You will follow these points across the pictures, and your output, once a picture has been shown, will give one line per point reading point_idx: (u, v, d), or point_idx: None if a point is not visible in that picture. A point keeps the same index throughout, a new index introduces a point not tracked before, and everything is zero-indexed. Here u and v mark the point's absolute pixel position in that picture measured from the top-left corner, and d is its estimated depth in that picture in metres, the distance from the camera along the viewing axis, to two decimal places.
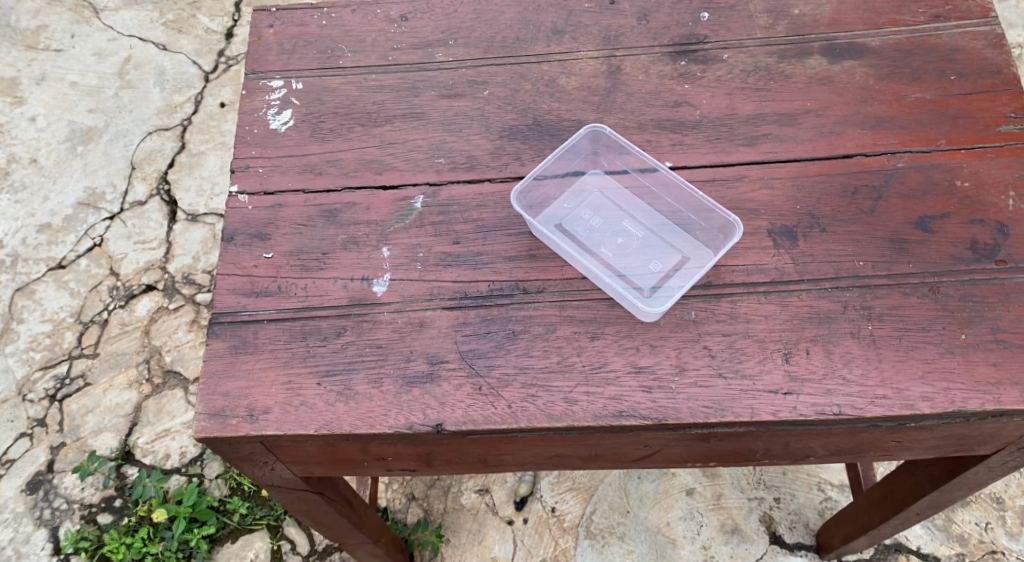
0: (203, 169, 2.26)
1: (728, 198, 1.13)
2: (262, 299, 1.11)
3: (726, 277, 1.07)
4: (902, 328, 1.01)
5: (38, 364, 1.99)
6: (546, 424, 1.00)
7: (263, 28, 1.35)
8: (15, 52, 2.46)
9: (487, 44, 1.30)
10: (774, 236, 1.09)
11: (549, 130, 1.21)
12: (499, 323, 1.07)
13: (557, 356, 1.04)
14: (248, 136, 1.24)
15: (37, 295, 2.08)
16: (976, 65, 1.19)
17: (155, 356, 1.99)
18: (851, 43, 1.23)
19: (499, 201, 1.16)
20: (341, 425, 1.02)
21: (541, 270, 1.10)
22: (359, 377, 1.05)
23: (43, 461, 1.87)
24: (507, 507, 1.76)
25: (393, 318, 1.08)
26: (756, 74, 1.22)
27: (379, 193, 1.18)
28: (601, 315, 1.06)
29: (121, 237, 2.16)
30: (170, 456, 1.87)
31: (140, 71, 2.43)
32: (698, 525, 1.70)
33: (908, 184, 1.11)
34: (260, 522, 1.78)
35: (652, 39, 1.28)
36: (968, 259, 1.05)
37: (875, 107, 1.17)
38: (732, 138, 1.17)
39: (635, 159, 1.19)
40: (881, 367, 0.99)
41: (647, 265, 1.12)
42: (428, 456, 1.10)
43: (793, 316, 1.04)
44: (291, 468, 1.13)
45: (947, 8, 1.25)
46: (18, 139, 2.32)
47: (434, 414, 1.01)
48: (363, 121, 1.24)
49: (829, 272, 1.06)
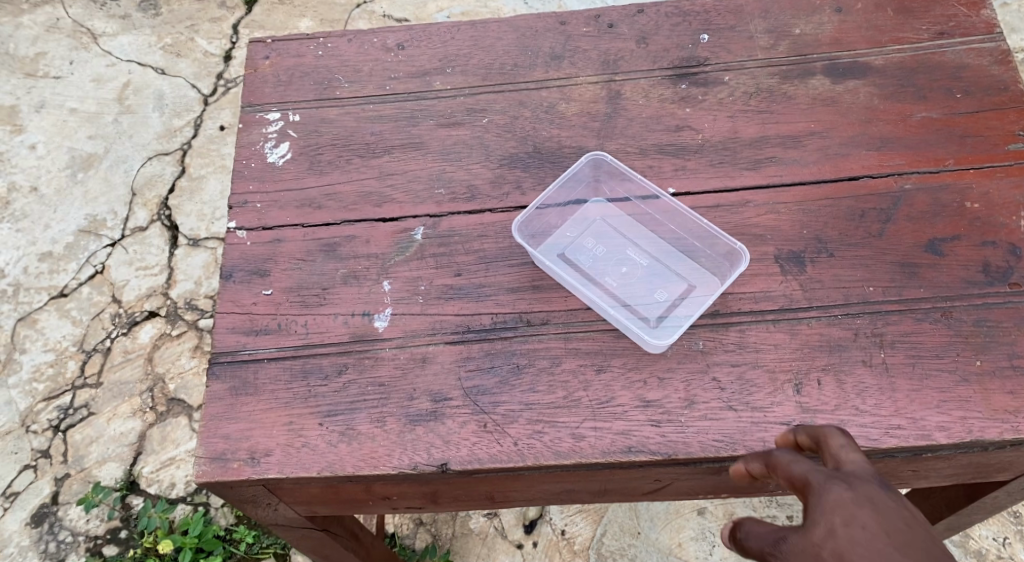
0: (204, 194, 2.25)
1: (733, 224, 1.11)
2: (262, 338, 1.09)
3: (734, 306, 1.05)
4: (916, 354, 0.99)
5: (42, 395, 1.97)
6: (552, 461, 0.98)
7: (259, 59, 1.34)
8: (14, 80, 2.44)
9: (485, 71, 1.28)
10: (782, 262, 1.07)
11: (551, 158, 1.19)
12: (502, 357, 1.05)
13: (563, 391, 1.02)
14: (246, 170, 1.23)
15: (40, 325, 2.07)
16: (983, 82, 1.17)
17: (159, 384, 1.97)
18: (853, 63, 1.21)
19: (500, 231, 1.14)
20: (343, 466, 1.00)
21: (545, 301, 1.08)
22: (362, 416, 1.03)
23: (48, 493, 1.85)
24: (516, 531, 1.73)
25: (395, 354, 1.06)
26: (758, 97, 1.20)
27: (378, 225, 1.16)
28: (607, 347, 1.04)
29: (123, 263, 2.15)
30: (175, 485, 1.85)
31: (138, 96, 2.42)
32: (711, 545, 1.67)
33: (917, 206, 1.09)
34: (267, 551, 1.78)
35: (652, 62, 1.26)
36: (981, 283, 1.03)
37: (880, 128, 1.15)
38: (736, 162, 1.15)
39: (638, 187, 1.17)
40: (894, 397, 0.97)
41: (653, 294, 1.10)
42: (433, 494, 1.08)
43: (804, 345, 1.01)
44: (295, 508, 1.12)
45: (951, 25, 1.23)
46: (19, 167, 2.30)
47: (438, 454, 1.00)
48: (361, 153, 1.23)
49: (839, 298, 1.04)
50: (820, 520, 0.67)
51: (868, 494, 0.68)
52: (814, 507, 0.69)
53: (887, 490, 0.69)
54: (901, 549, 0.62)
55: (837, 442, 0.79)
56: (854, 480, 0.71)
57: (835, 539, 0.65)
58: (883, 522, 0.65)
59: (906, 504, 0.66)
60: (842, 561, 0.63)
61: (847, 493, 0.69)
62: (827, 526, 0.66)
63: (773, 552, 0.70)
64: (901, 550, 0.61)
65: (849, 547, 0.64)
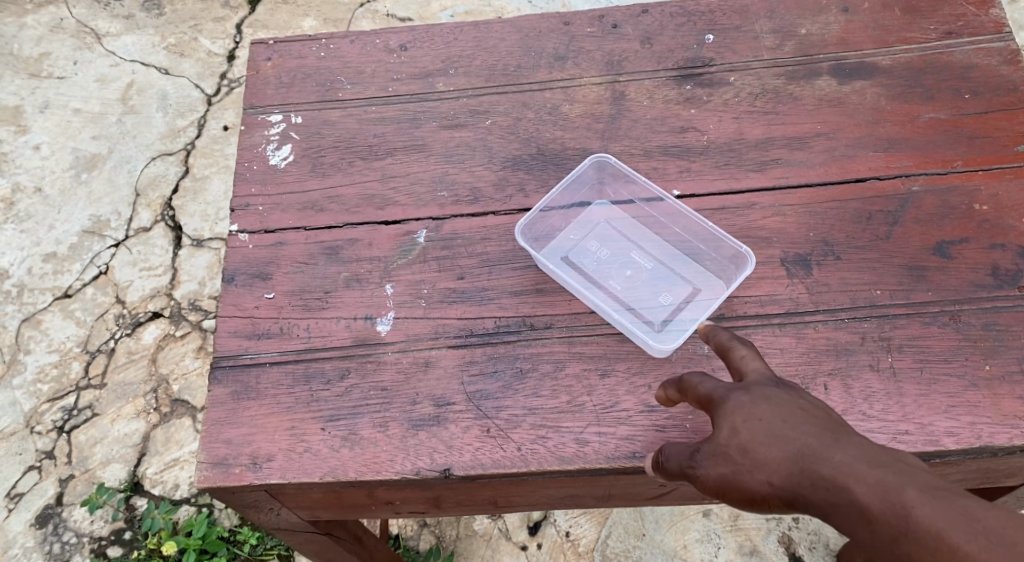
0: (207, 194, 2.25)
1: (739, 226, 1.10)
2: (263, 342, 1.09)
3: (739, 309, 1.04)
4: (924, 359, 0.98)
5: (46, 396, 1.97)
6: (556, 467, 0.97)
7: (261, 61, 1.33)
8: (18, 81, 2.44)
9: (488, 72, 1.27)
10: (788, 265, 1.06)
11: (554, 160, 1.18)
12: (506, 361, 1.04)
13: (566, 396, 1.01)
14: (248, 172, 1.22)
15: (44, 325, 2.07)
16: (992, 82, 1.16)
17: (163, 385, 1.97)
18: (860, 63, 1.20)
19: (504, 234, 1.13)
20: (346, 472, 0.99)
21: (548, 304, 1.07)
22: (364, 421, 1.02)
23: (52, 494, 1.85)
24: (520, 532, 1.73)
25: (398, 358, 1.06)
26: (764, 97, 1.19)
27: (381, 228, 1.16)
28: (611, 351, 1.04)
29: (127, 264, 2.14)
30: (179, 486, 1.85)
31: (142, 96, 2.41)
32: (716, 547, 1.66)
33: (924, 209, 1.08)
34: (271, 552, 1.78)
35: (657, 63, 1.25)
36: (989, 286, 1.02)
37: (887, 129, 1.14)
38: (741, 164, 1.14)
39: (642, 190, 1.16)
40: (902, 402, 0.96)
41: (657, 298, 1.10)
42: (436, 499, 1.07)
43: (810, 349, 1.00)
44: (297, 513, 1.11)
45: (960, 24, 1.22)
46: (23, 168, 2.30)
47: (441, 459, 0.99)
48: (363, 155, 1.22)
49: (845, 301, 1.03)
50: (722, 423, 0.82)
51: (761, 393, 0.83)
52: (718, 415, 0.84)
53: (778, 389, 0.85)
54: (787, 431, 0.78)
55: (739, 354, 0.90)
56: (750, 386, 0.85)
57: (738, 436, 0.81)
58: (776, 413, 0.80)
59: (790, 397, 0.82)
60: (748, 452, 0.79)
61: (745, 397, 0.83)
62: (730, 428, 0.81)
63: (690, 463, 0.85)
64: (793, 435, 0.78)
65: (751, 440, 0.79)
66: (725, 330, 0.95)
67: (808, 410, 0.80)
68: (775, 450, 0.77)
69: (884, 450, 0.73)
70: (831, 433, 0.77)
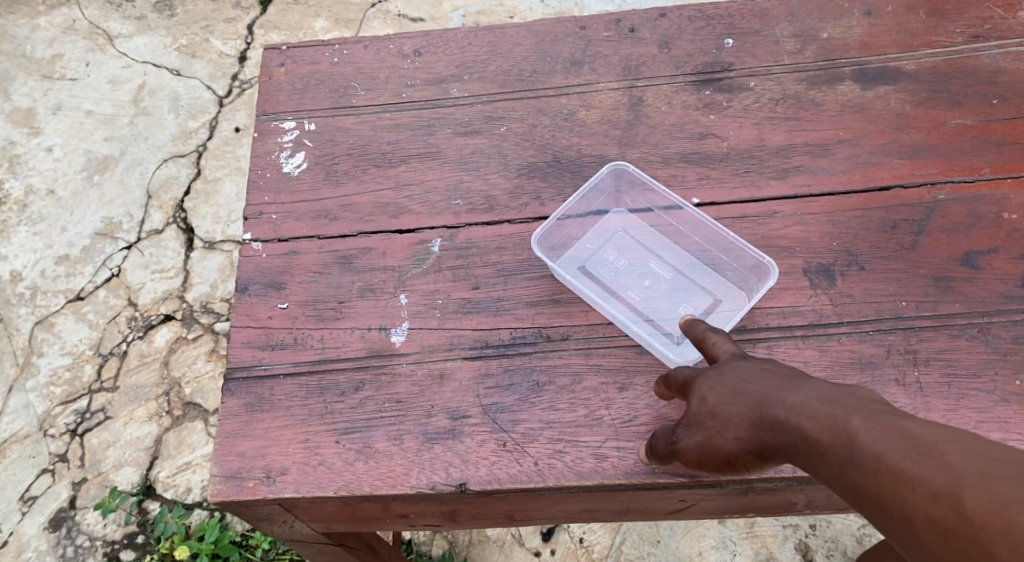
0: (219, 197, 2.24)
1: (760, 236, 1.08)
2: (277, 352, 1.07)
3: (761, 321, 1.02)
4: (952, 373, 0.96)
5: (59, 399, 1.97)
6: (574, 482, 0.96)
7: (274, 67, 1.31)
8: (31, 82, 2.42)
9: (503, 78, 1.25)
10: (811, 275, 1.04)
11: (571, 167, 1.17)
12: (522, 374, 1.02)
13: (584, 409, 0.99)
14: (260, 180, 1.21)
15: (57, 328, 2.06)
16: (1020, 87, 1.13)
17: (175, 388, 1.96)
18: (883, 67, 1.17)
19: (520, 243, 1.12)
20: (361, 486, 0.98)
21: (565, 315, 1.06)
22: (379, 434, 1.01)
23: (65, 497, 1.85)
24: (533, 538, 1.69)
25: (413, 370, 1.04)
26: (785, 103, 1.17)
27: (395, 237, 1.14)
28: (629, 363, 1.02)
29: (139, 266, 2.14)
30: (191, 490, 1.85)
31: (154, 97, 2.40)
32: (731, 554, 1.63)
33: (951, 218, 1.05)
34: (282, 557, 1.77)
35: (675, 67, 1.23)
36: (1019, 298, 0.99)
37: (913, 136, 1.11)
38: (762, 171, 1.12)
39: (660, 198, 1.14)
40: (929, 417, 0.94)
41: (677, 309, 1.08)
42: (451, 512, 1.06)
43: (834, 362, 0.98)
44: (310, 524, 1.10)
45: (987, 27, 1.19)
46: (35, 170, 2.29)
47: (457, 473, 0.97)
48: (377, 162, 1.20)
49: (870, 313, 1.00)
50: (694, 393, 0.88)
51: (729, 363, 0.88)
52: (691, 388, 0.89)
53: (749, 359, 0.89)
54: (750, 390, 0.83)
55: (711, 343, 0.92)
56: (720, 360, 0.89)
57: (707, 402, 0.86)
58: (740, 374, 0.86)
59: (755, 363, 0.87)
60: (716, 415, 0.84)
61: (714, 368, 0.88)
62: (700, 396, 0.87)
63: (671, 438, 0.90)
64: (754, 392, 0.83)
65: (718, 403, 0.85)
66: (702, 322, 0.96)
67: (771, 368, 0.85)
68: (738, 407, 0.83)
69: (837, 390, 0.78)
70: (790, 383, 0.82)
